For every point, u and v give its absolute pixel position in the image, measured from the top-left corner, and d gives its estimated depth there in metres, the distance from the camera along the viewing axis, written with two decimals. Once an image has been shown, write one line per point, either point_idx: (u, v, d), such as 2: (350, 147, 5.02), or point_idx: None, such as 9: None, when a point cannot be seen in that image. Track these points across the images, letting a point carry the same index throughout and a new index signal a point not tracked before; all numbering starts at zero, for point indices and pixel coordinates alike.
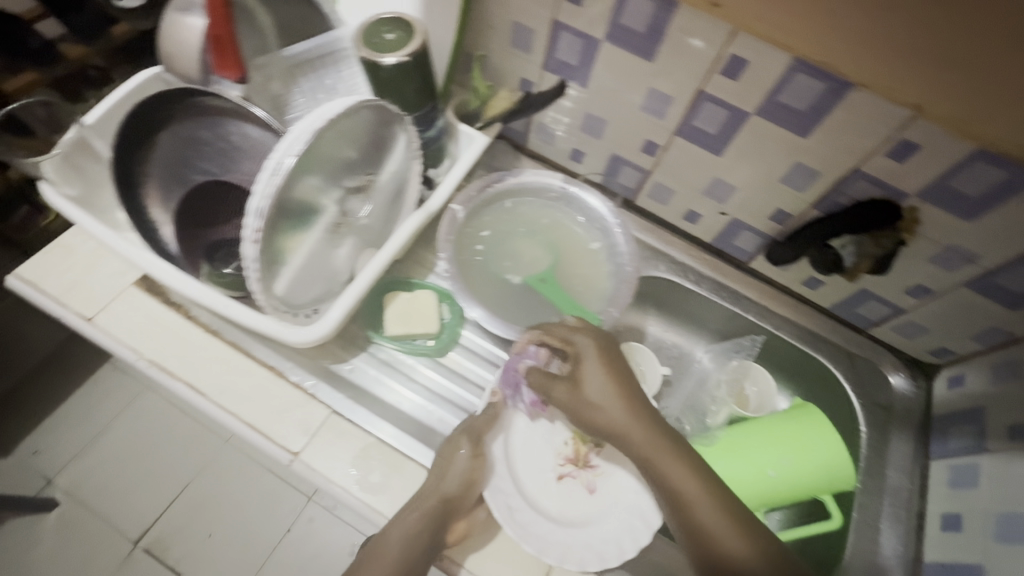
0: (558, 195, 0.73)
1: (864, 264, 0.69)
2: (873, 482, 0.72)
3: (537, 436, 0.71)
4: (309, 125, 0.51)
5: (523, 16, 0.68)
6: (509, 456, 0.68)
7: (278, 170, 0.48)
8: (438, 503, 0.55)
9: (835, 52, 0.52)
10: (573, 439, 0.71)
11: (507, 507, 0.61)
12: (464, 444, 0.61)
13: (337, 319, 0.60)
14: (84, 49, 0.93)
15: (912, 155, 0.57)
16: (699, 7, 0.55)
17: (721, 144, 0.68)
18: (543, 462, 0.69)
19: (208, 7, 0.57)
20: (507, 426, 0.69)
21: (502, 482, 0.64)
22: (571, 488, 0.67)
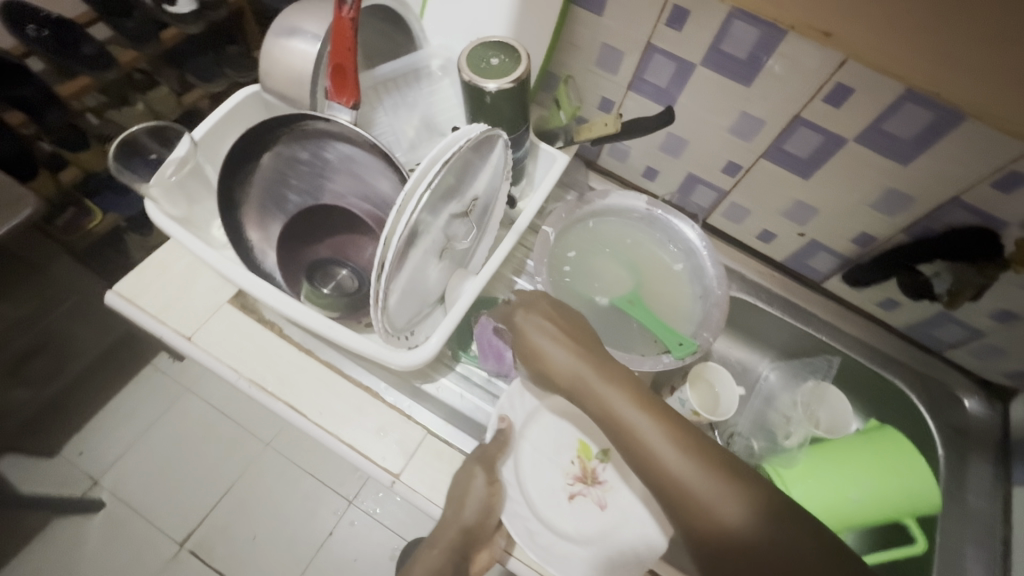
0: (641, 217, 0.74)
1: (965, 291, 0.68)
2: (955, 507, 0.73)
3: (544, 454, 0.66)
4: (438, 155, 0.53)
5: (614, 37, 0.68)
6: (521, 479, 0.64)
7: (411, 205, 0.51)
8: (459, 534, 0.56)
9: (953, 84, 0.52)
10: (579, 455, 0.67)
11: (526, 531, 0.60)
12: (479, 473, 0.58)
13: (438, 341, 0.61)
14: (134, 54, 1.00)
15: (1018, 186, 0.57)
16: (809, 36, 0.55)
17: (809, 168, 0.68)
18: (550, 481, 0.65)
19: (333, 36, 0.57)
20: (516, 446, 0.65)
21: (516, 505, 0.61)
22: (584, 507, 0.64)
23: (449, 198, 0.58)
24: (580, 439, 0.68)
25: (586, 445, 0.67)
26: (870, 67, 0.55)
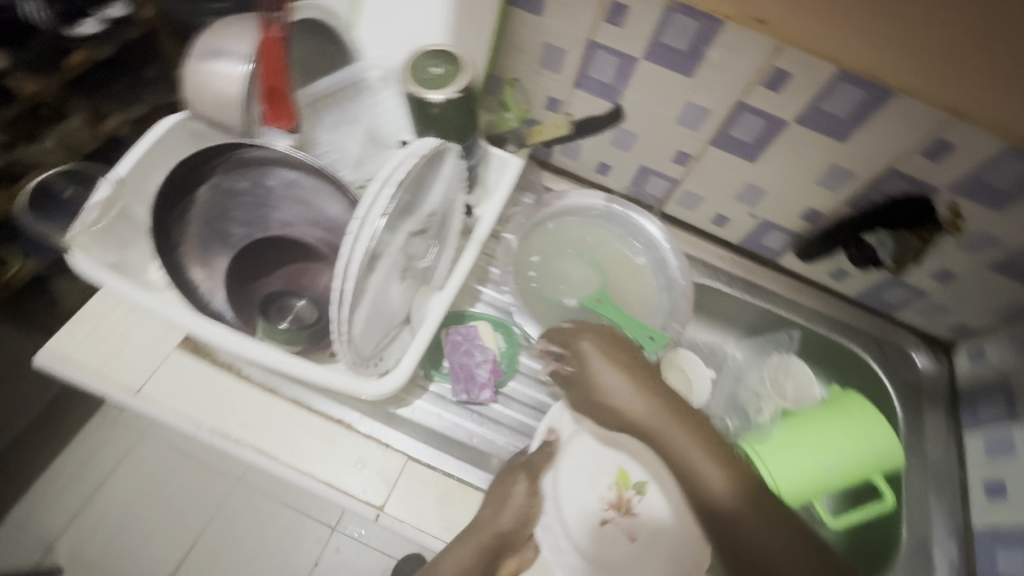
0: (599, 214, 0.74)
1: (905, 257, 0.71)
2: (916, 459, 0.77)
3: (582, 475, 0.61)
4: (388, 179, 0.51)
5: (556, 37, 0.67)
6: (555, 493, 0.61)
7: (367, 233, 0.48)
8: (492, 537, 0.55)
9: (883, 64, 0.54)
10: (617, 482, 0.60)
11: (556, 547, 0.59)
12: (522, 478, 0.60)
13: (411, 365, 0.59)
14: (40, 84, 0.87)
15: (947, 154, 0.60)
16: (746, 25, 0.56)
17: (756, 151, 0.70)
18: (586, 504, 0.60)
19: (262, 59, 0.56)
20: (558, 461, 0.62)
21: (550, 521, 0.60)
22: (613, 536, 0.59)
23: (406, 215, 0.55)
24: (620, 466, 0.61)
25: (626, 473, 0.61)
26: (804, 52, 0.56)
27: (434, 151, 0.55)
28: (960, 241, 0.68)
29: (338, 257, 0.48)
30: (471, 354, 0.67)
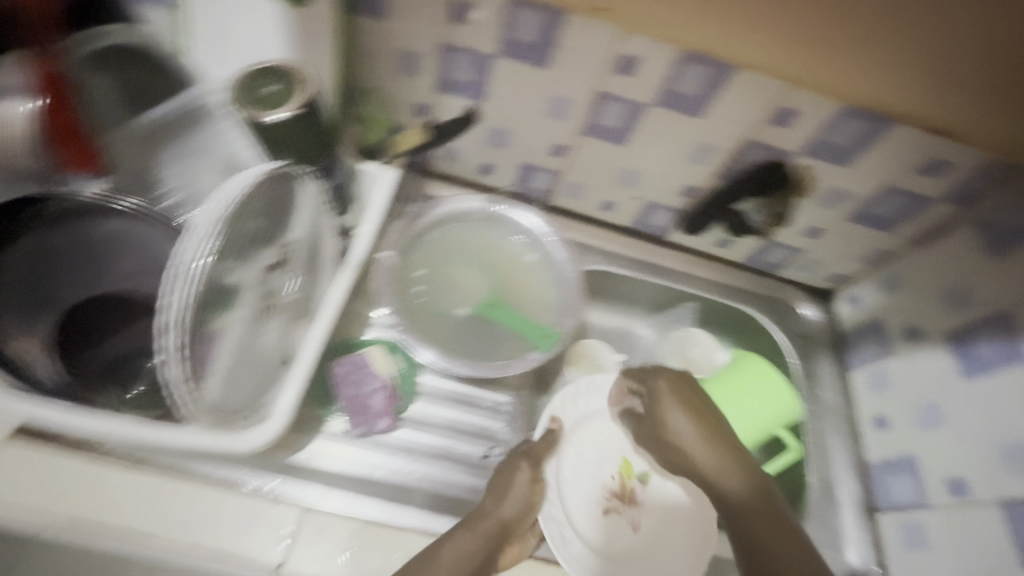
0: (483, 217, 0.72)
1: (767, 220, 0.77)
2: (814, 405, 0.82)
3: (584, 463, 0.69)
4: (213, 214, 0.49)
5: (407, 42, 0.64)
6: (561, 482, 0.67)
7: (191, 275, 0.46)
8: (495, 524, 0.59)
9: (718, 40, 0.56)
10: (621, 471, 0.69)
11: (558, 535, 0.64)
12: (525, 467, 0.66)
13: (290, 405, 0.55)
14: None
15: (792, 120, 0.63)
16: (586, 15, 0.56)
17: (625, 137, 0.71)
18: (591, 493, 0.67)
19: (55, 105, 0.58)
20: (562, 450, 0.69)
21: (552, 509, 0.65)
22: (615, 525, 0.66)
23: (258, 245, 0.56)
24: (624, 457, 0.70)
25: (629, 464, 0.69)
26: (648, 36, 0.57)
27: (264, 177, 0.53)
28: (818, 199, 0.73)
29: (165, 308, 0.45)
30: (363, 384, 0.63)
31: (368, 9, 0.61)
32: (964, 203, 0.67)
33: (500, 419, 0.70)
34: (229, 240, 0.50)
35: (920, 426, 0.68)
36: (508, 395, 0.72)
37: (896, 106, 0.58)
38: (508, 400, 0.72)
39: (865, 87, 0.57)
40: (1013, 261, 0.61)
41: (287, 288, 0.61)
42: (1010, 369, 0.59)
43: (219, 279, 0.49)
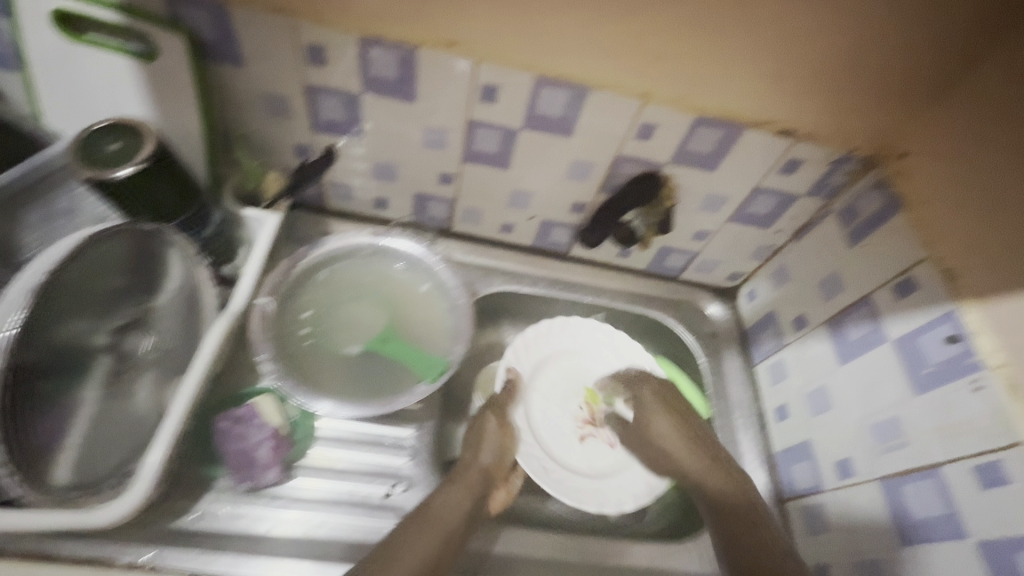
0: (372, 250, 0.71)
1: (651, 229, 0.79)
2: (722, 402, 0.84)
3: (552, 402, 0.82)
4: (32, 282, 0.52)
5: (271, 87, 0.64)
6: (533, 425, 0.80)
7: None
8: (477, 472, 0.66)
9: (568, 63, 0.59)
10: (587, 402, 0.84)
11: (542, 467, 0.76)
12: (491, 418, 0.73)
13: (157, 463, 0.52)
14: None
15: (653, 133, 0.66)
16: (437, 48, 0.59)
17: (506, 161, 0.72)
18: (563, 429, 0.81)
19: None
20: (526, 396, 0.82)
21: (530, 447, 0.78)
22: (594, 446, 0.80)
23: (118, 304, 0.60)
24: (586, 390, 0.84)
25: (592, 395, 0.84)
26: (500, 63, 0.60)
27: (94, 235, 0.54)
28: (697, 203, 0.76)
29: None
30: (244, 437, 0.60)
31: (224, 57, 0.61)
32: (826, 195, 0.72)
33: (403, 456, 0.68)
34: (83, 296, 0.56)
35: (813, 412, 0.71)
36: (411, 429, 0.70)
37: (743, 114, 0.63)
38: (411, 433, 0.69)
39: (707, 97, 0.62)
40: (868, 247, 0.66)
41: (159, 339, 0.62)
42: (874, 346, 0.62)
43: (41, 344, 0.52)
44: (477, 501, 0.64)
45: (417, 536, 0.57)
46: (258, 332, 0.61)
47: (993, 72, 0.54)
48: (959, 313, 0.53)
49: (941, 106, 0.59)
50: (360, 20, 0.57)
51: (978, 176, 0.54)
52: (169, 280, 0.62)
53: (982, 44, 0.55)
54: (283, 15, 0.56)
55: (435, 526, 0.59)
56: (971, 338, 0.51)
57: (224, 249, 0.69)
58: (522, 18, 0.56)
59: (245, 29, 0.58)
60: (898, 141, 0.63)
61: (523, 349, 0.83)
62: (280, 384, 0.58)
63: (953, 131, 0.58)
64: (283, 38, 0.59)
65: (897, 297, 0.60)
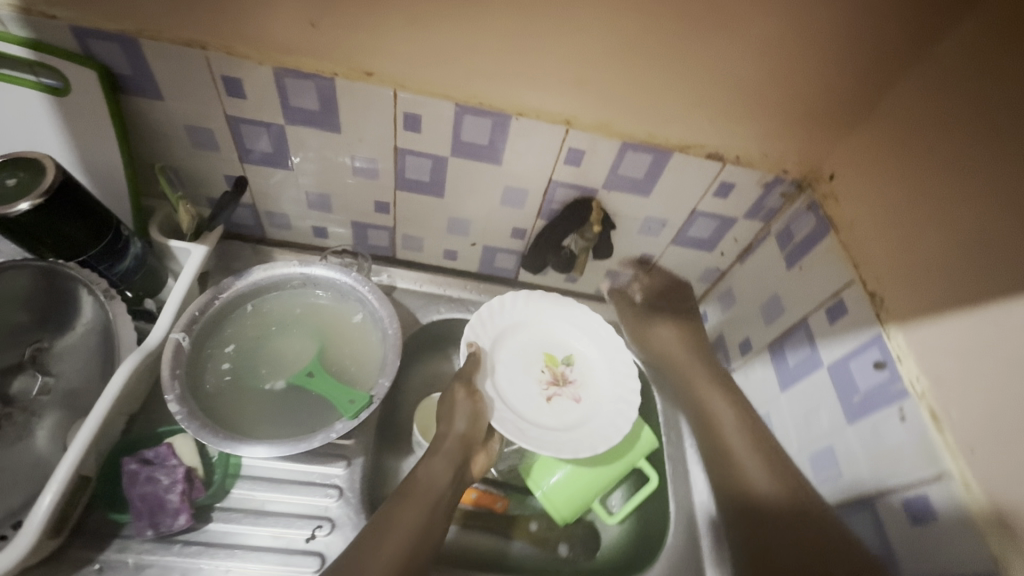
0: (303, 281, 0.70)
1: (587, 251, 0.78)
2: (675, 430, 0.80)
3: (515, 370, 0.76)
4: None
5: (193, 118, 0.64)
6: (500, 393, 0.73)
7: None
8: (455, 443, 0.67)
9: (486, 91, 0.59)
10: (548, 364, 0.78)
11: (515, 428, 0.69)
12: (459, 389, 0.70)
13: (48, 506, 0.51)
14: None
15: (582, 158, 0.66)
16: (355, 78, 0.59)
17: (440, 188, 0.71)
18: (528, 391, 0.75)
19: None
20: (492, 366, 0.75)
21: (503, 413, 0.71)
22: (561, 403, 0.75)
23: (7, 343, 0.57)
24: (545, 352, 0.79)
25: (551, 356, 0.79)
26: (420, 92, 0.60)
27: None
28: (636, 226, 0.75)
29: None
30: (152, 480, 0.57)
31: (142, 90, 0.61)
32: (764, 218, 0.71)
33: (333, 494, 0.65)
34: None
35: None
36: (341, 464, 0.67)
37: (670, 138, 0.63)
38: (341, 469, 0.66)
39: (631, 123, 0.62)
40: (803, 268, 0.65)
41: (65, 376, 0.59)
42: (811, 370, 0.62)
43: None
44: (456, 473, 0.66)
45: (408, 507, 0.61)
46: (165, 368, 0.58)
47: (907, 95, 0.54)
48: (885, 338, 0.52)
49: (864, 128, 0.59)
50: (273, 51, 0.57)
51: (901, 199, 0.54)
52: (78, 318, 0.60)
53: (895, 67, 0.54)
54: (195, 47, 0.56)
55: (422, 494, 0.63)
56: (896, 364, 0.51)
57: (145, 284, 0.67)
58: (436, 47, 0.56)
59: (159, 61, 0.58)
60: (828, 164, 0.63)
61: (482, 320, 0.77)
62: (185, 426, 0.55)
63: (877, 153, 0.57)
64: (199, 70, 0.59)
65: (829, 321, 0.60)
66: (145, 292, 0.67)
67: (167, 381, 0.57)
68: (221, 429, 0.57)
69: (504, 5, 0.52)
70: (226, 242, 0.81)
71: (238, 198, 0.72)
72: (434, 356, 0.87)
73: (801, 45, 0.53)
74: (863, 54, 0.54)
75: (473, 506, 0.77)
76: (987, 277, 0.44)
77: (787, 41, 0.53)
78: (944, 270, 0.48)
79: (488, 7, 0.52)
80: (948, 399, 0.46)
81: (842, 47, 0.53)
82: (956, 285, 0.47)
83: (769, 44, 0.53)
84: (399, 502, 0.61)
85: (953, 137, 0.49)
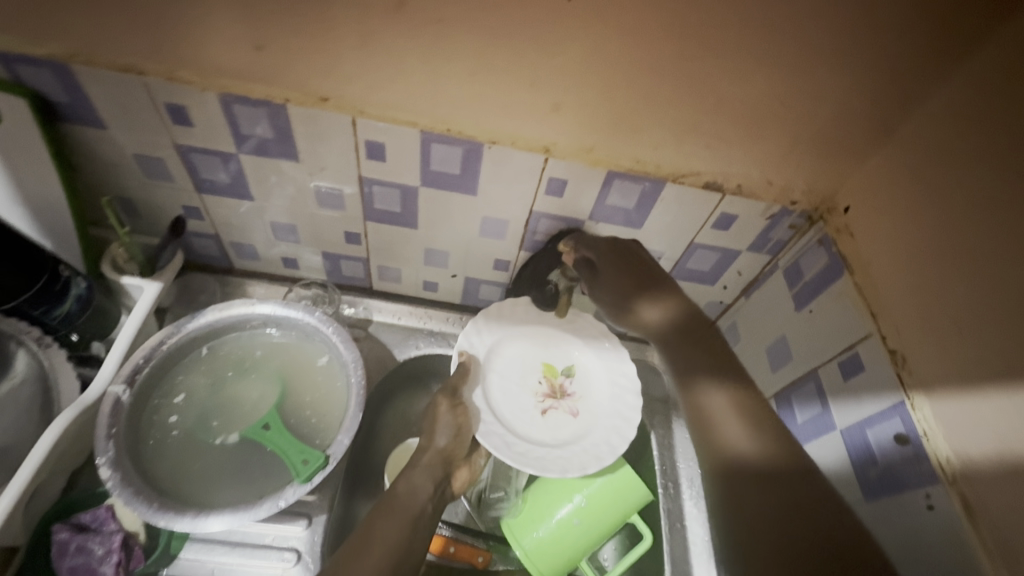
0: (263, 321, 0.65)
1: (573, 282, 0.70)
2: (671, 481, 0.73)
3: (511, 381, 0.70)
4: None
5: (140, 147, 0.59)
6: (492, 405, 0.67)
7: None
8: (436, 457, 0.63)
9: (454, 118, 0.53)
10: (546, 375, 0.71)
11: (503, 442, 0.64)
12: (442, 401, 0.65)
13: None
14: None
15: (565, 188, 0.59)
16: (309, 104, 0.53)
17: (412, 219, 0.65)
18: (522, 403, 0.69)
19: None
20: (483, 376, 0.69)
21: (490, 426, 0.65)
22: (556, 418, 0.68)
23: None
24: (544, 361, 0.72)
25: (550, 365, 0.72)
26: (383, 118, 0.54)
27: None
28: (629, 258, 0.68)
29: None
30: (85, 550, 0.52)
31: (82, 118, 0.56)
32: (770, 251, 0.64)
33: (290, 558, 0.59)
34: None
35: None
36: (301, 524, 0.61)
37: (663, 167, 0.56)
38: (301, 529, 0.60)
39: (618, 151, 0.55)
40: (814, 313, 0.59)
41: None
42: (822, 434, 0.56)
43: None
44: (438, 486, 0.62)
45: (387, 520, 0.56)
46: (99, 428, 0.54)
47: (929, 123, 0.47)
48: (909, 406, 0.46)
49: (883, 155, 0.52)
50: (217, 76, 0.51)
51: (922, 244, 0.47)
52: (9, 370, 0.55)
53: (915, 90, 0.47)
54: (131, 72, 0.51)
55: (402, 508, 0.58)
56: (922, 440, 0.45)
57: (94, 326, 0.62)
58: (396, 70, 0.50)
59: (96, 88, 0.53)
60: (842, 195, 0.57)
61: (479, 324, 0.71)
62: (115, 493, 0.51)
63: (896, 187, 0.50)
64: (140, 97, 0.53)
65: (842, 378, 0.54)
66: (92, 334, 0.62)
67: (99, 442, 0.53)
68: (160, 496, 0.53)
69: (468, 23, 0.45)
70: (190, 274, 0.76)
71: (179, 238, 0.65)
72: (420, 391, 0.82)
73: (810, 63, 0.46)
74: (880, 75, 0.47)
75: (448, 559, 0.69)
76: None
77: (793, 58, 0.46)
78: (975, 334, 0.42)
79: (449, 26, 0.46)
80: (981, 486, 0.40)
81: (856, 66, 0.46)
82: (991, 353, 0.40)
83: (772, 65, 0.47)
84: (379, 517, 0.56)
85: (981, 179, 0.42)
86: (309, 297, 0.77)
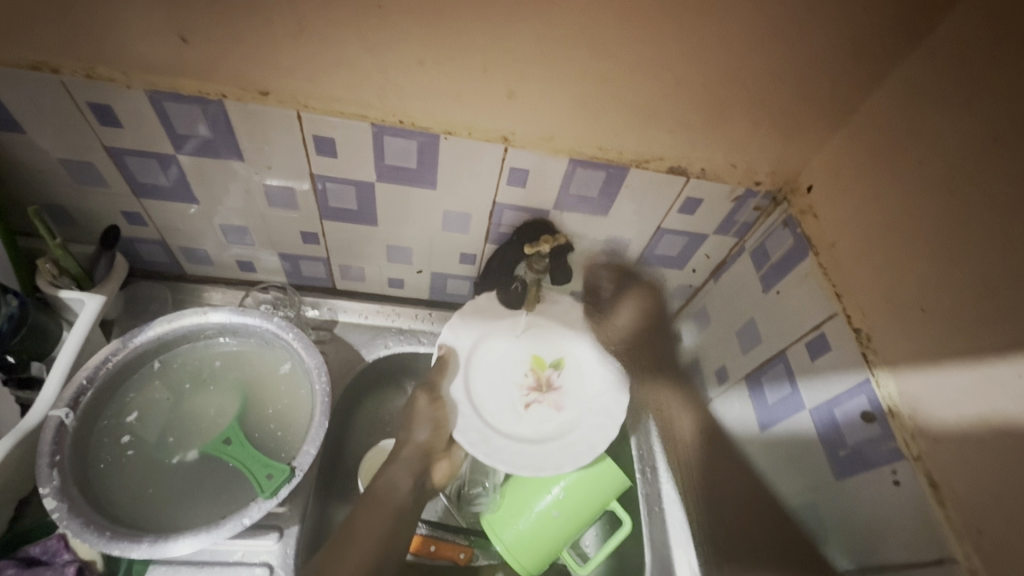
0: (217, 330, 0.62)
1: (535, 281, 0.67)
2: (651, 465, 0.72)
3: (497, 372, 0.69)
4: None
5: (66, 151, 0.54)
6: (472, 396, 0.66)
7: None
8: (416, 451, 0.62)
9: (407, 109, 0.50)
10: (533, 367, 0.70)
11: (480, 438, 0.64)
12: (421, 394, 0.65)
13: None
14: None
15: (527, 178, 0.57)
16: (247, 98, 0.49)
17: (371, 216, 0.62)
18: (505, 395, 0.68)
19: None
20: (467, 368, 0.68)
21: (467, 420, 0.65)
22: (539, 412, 0.67)
23: None
24: (533, 353, 0.71)
25: (539, 357, 0.71)
26: (329, 112, 0.50)
27: None
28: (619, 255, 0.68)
29: None
30: None
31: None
32: (737, 233, 0.64)
33: (262, 573, 0.57)
34: None
35: None
36: (272, 537, 0.59)
37: (628, 153, 0.54)
38: (272, 543, 0.58)
39: (579, 137, 0.53)
40: (781, 294, 0.59)
41: None
42: (792, 413, 0.57)
43: None
44: (418, 478, 0.61)
45: (370, 515, 0.56)
46: (42, 456, 0.51)
47: (891, 99, 0.47)
48: (873, 383, 0.47)
49: (846, 132, 0.51)
50: (143, 72, 0.47)
51: (884, 225, 0.47)
52: None
53: (879, 64, 0.46)
54: (46, 70, 0.47)
55: (386, 503, 0.58)
56: (887, 419, 0.45)
57: (31, 346, 0.57)
58: (340, 61, 0.46)
59: (8, 89, 0.48)
60: (807, 173, 0.56)
61: (465, 316, 0.70)
62: (63, 526, 0.48)
63: (860, 166, 0.50)
64: (57, 96, 0.49)
65: (810, 358, 0.54)
66: (29, 355, 0.58)
67: (42, 471, 0.50)
68: (112, 524, 0.50)
69: (416, 9, 0.43)
70: (139, 283, 0.72)
71: (115, 249, 0.61)
72: (392, 389, 0.79)
73: (769, 42, 0.45)
74: (842, 51, 0.46)
75: (430, 558, 0.66)
76: (985, 330, 0.38)
77: (753, 38, 0.44)
78: (939, 312, 0.42)
79: (393, 12, 0.43)
80: (946, 463, 0.41)
81: (818, 42, 0.45)
82: (954, 330, 0.40)
83: (734, 46, 0.45)
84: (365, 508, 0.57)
85: (944, 154, 0.42)
86: (269, 301, 0.74)
